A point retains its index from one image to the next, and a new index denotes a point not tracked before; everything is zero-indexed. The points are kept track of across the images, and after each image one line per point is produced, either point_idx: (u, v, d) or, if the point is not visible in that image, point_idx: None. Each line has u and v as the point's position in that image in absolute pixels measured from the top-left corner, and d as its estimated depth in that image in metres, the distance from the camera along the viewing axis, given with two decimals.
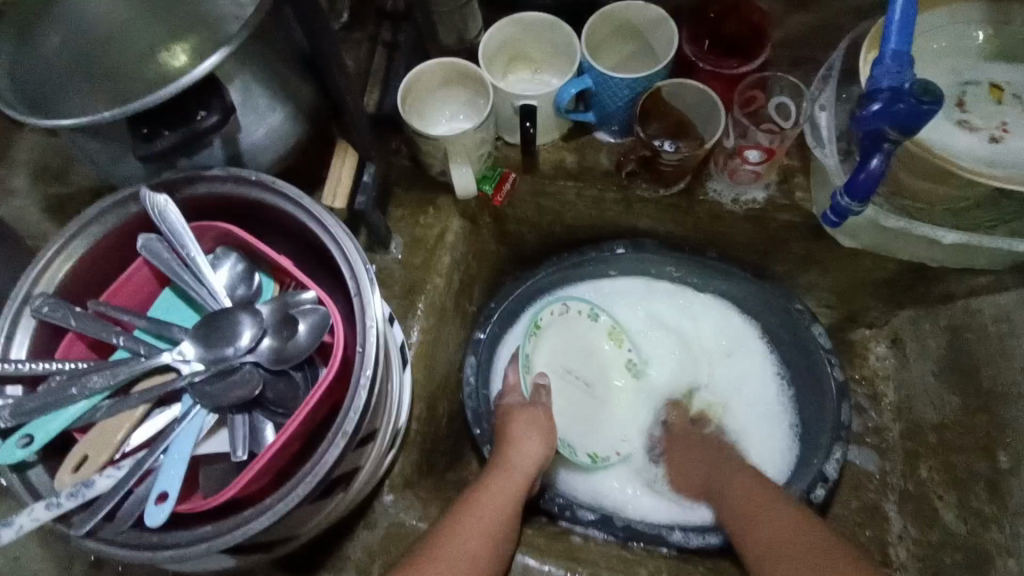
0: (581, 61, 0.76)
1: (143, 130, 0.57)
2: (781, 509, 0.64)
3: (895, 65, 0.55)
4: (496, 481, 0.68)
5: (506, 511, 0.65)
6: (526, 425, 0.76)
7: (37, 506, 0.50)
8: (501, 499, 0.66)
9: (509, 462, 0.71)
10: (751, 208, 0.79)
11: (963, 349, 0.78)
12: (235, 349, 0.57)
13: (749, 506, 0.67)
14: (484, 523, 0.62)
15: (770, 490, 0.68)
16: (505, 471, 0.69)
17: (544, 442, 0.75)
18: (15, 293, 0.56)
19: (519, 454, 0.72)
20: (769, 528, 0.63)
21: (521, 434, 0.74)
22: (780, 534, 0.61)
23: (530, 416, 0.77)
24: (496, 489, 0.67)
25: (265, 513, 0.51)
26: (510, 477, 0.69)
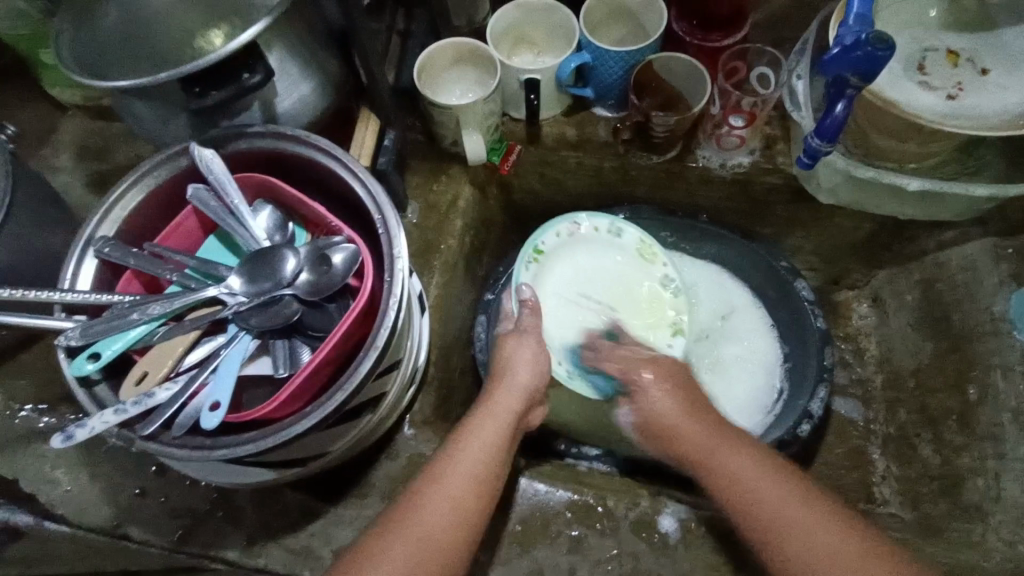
0: (580, 38, 0.84)
1: (195, 88, 0.64)
2: (804, 507, 0.56)
3: (858, 24, 0.64)
4: (477, 422, 0.65)
5: (490, 454, 0.62)
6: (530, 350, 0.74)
7: (106, 411, 0.56)
8: (486, 436, 0.63)
9: (497, 400, 0.68)
10: (737, 172, 0.86)
11: (936, 299, 0.84)
12: (277, 281, 0.64)
13: (761, 501, 0.57)
14: (470, 461, 0.61)
15: (777, 479, 0.58)
16: (489, 410, 0.67)
17: (536, 358, 0.73)
18: (80, 234, 0.63)
19: (509, 387, 0.70)
20: (802, 538, 0.54)
21: (513, 364, 0.72)
22: (801, 528, 0.55)
23: (517, 344, 0.74)
24: (483, 424, 0.65)
25: (308, 417, 0.58)
26: (494, 416, 0.66)
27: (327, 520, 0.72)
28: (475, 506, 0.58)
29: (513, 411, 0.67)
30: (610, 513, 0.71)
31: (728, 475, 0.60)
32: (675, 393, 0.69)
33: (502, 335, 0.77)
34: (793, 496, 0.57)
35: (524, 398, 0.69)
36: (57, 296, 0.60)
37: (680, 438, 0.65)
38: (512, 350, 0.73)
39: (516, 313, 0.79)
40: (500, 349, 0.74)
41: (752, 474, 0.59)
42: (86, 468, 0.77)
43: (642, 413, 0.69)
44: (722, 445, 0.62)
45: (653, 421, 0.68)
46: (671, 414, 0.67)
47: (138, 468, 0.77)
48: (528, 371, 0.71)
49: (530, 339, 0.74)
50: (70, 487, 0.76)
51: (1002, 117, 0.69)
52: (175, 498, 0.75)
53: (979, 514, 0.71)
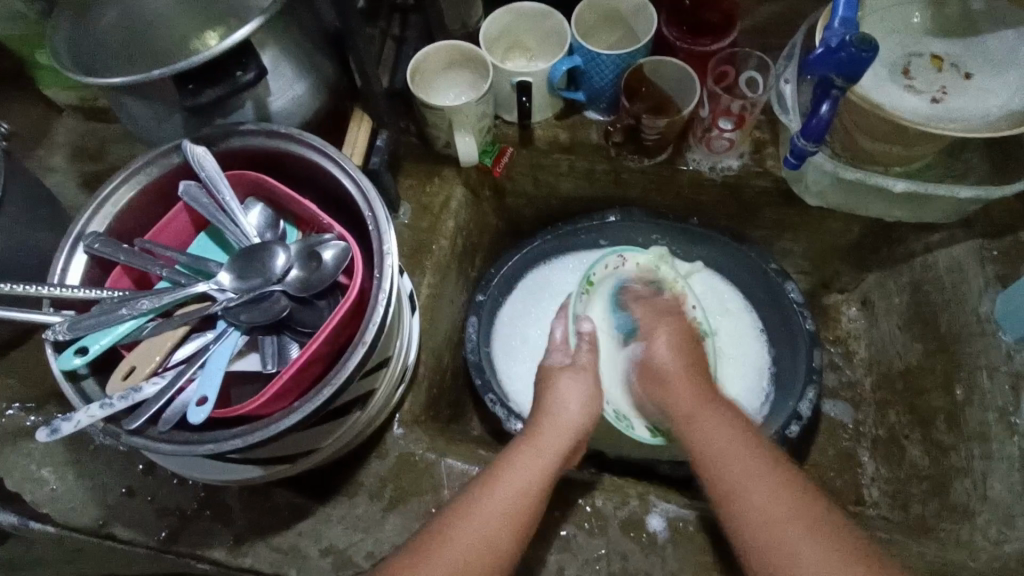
0: (571, 42, 0.85)
1: (189, 85, 0.64)
2: (771, 480, 0.58)
3: (843, 27, 0.64)
4: (519, 462, 0.62)
5: (531, 492, 0.60)
6: (572, 382, 0.72)
7: (92, 405, 0.56)
8: (524, 481, 0.61)
9: (544, 436, 0.66)
10: (727, 175, 0.87)
11: (923, 300, 0.85)
12: (267, 278, 0.64)
13: (733, 462, 0.60)
14: (506, 499, 0.59)
15: (750, 447, 0.61)
16: (537, 448, 0.64)
17: (587, 399, 0.70)
18: (71, 230, 0.64)
19: (555, 426, 0.67)
20: (761, 497, 0.57)
21: (558, 398, 0.70)
22: (771, 505, 0.56)
23: (571, 380, 0.71)
24: (528, 463, 0.62)
25: (295, 412, 0.58)
26: (541, 454, 0.64)
27: (315, 519, 0.72)
28: (505, 547, 0.57)
29: (558, 450, 0.65)
30: (599, 512, 0.71)
31: (702, 440, 0.63)
32: (675, 350, 0.73)
33: (551, 370, 0.74)
34: (761, 460, 0.60)
35: (574, 436, 0.67)
36: (46, 291, 0.60)
37: (675, 392, 0.69)
38: (562, 390, 0.70)
39: (568, 346, 0.77)
40: (549, 384, 0.72)
41: (725, 437, 0.62)
42: (73, 467, 0.76)
43: (645, 363, 0.74)
44: (707, 408, 0.66)
45: (647, 367, 0.73)
46: (670, 367, 0.71)
47: (126, 467, 0.76)
48: (579, 410, 0.69)
49: (585, 374, 0.72)
50: (56, 487, 0.76)
51: (983, 120, 0.71)
52: (163, 498, 0.74)
53: (967, 513, 0.71)
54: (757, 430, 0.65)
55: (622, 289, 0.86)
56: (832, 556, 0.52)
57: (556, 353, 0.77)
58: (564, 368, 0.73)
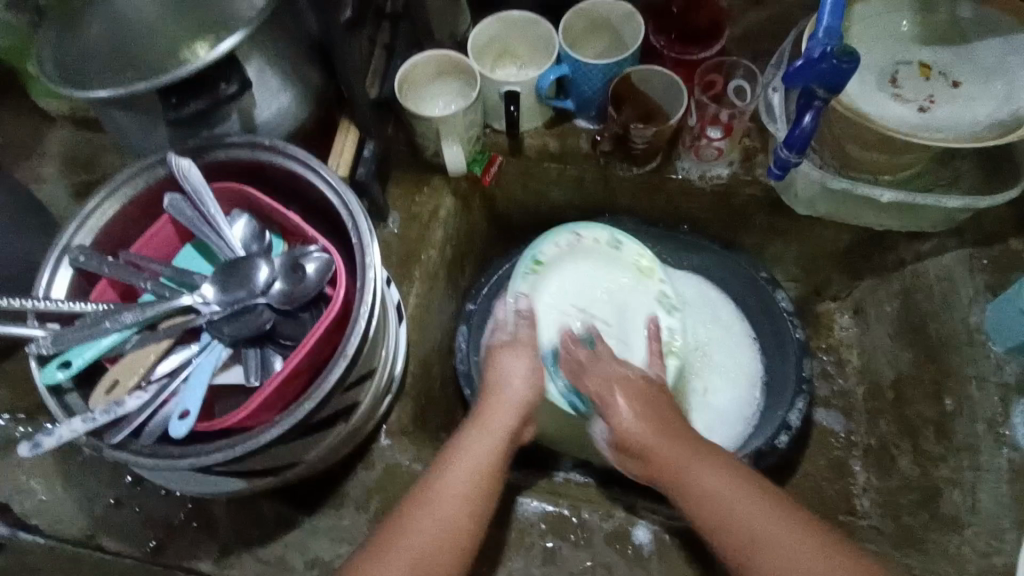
0: (560, 51, 0.85)
1: (172, 98, 0.65)
2: (784, 526, 0.53)
3: (828, 37, 0.64)
4: (472, 436, 0.63)
5: (483, 473, 0.61)
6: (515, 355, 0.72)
7: (74, 420, 0.56)
8: (475, 454, 0.62)
9: (490, 415, 0.66)
10: (716, 183, 0.87)
11: (914, 309, 0.84)
12: (249, 291, 0.64)
13: (738, 514, 0.54)
14: (459, 474, 0.60)
15: (751, 500, 0.55)
16: (483, 427, 0.65)
17: (530, 371, 0.71)
18: (56, 243, 0.64)
19: (499, 403, 0.68)
20: (774, 558, 0.52)
21: (500, 374, 0.70)
22: (797, 565, 0.51)
23: (511, 358, 0.72)
24: (477, 443, 0.63)
25: (276, 426, 0.58)
26: (488, 431, 0.64)
27: (301, 531, 0.72)
28: (465, 521, 0.57)
29: (505, 426, 0.66)
30: (585, 524, 0.70)
31: (700, 497, 0.57)
32: (642, 417, 0.64)
33: (494, 347, 0.74)
34: (768, 510, 0.54)
35: (518, 410, 0.67)
36: (30, 305, 0.61)
37: (652, 458, 0.61)
38: (505, 366, 0.71)
39: (510, 325, 0.77)
40: (491, 359, 0.72)
41: (726, 493, 0.56)
42: (61, 478, 0.77)
43: (613, 430, 0.65)
44: (697, 463, 0.59)
45: (620, 438, 0.65)
46: (644, 435, 0.63)
47: (114, 478, 0.76)
48: (523, 385, 0.70)
49: (525, 351, 0.73)
50: (45, 497, 0.76)
51: (971, 128, 0.71)
52: (150, 509, 0.74)
53: (955, 525, 0.70)
54: (751, 473, 0.59)
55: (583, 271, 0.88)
56: None
57: (500, 332, 0.77)
58: (507, 345, 0.73)
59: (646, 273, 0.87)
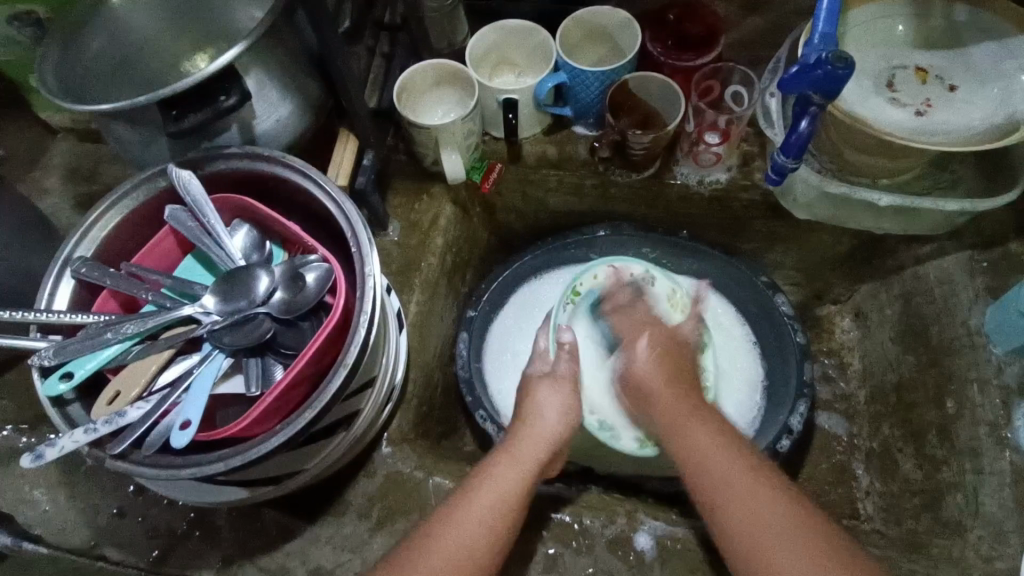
0: (557, 58, 0.85)
1: (172, 111, 0.65)
2: (760, 484, 0.56)
3: (823, 44, 0.65)
4: (499, 466, 0.63)
5: (508, 502, 0.60)
6: (550, 392, 0.72)
7: (76, 431, 0.57)
8: (505, 487, 0.61)
9: (522, 446, 0.66)
10: (715, 188, 0.87)
11: (915, 313, 0.84)
12: (249, 301, 0.64)
13: (717, 466, 0.58)
14: (485, 503, 0.59)
15: (731, 458, 0.58)
16: (512, 455, 0.64)
17: (564, 408, 0.71)
18: (58, 255, 0.64)
19: (532, 435, 0.67)
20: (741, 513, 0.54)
21: (532, 409, 0.70)
22: (768, 516, 0.53)
23: (550, 390, 0.72)
24: (504, 474, 0.62)
25: (276, 436, 0.58)
26: (518, 463, 0.64)
27: (304, 539, 0.72)
28: (488, 549, 0.57)
29: (537, 459, 0.65)
30: (587, 531, 0.70)
31: (687, 449, 0.61)
32: (660, 358, 0.73)
33: (531, 378, 0.75)
34: (747, 470, 0.57)
35: (550, 443, 0.67)
36: (32, 316, 0.61)
37: (656, 405, 0.68)
38: (540, 399, 0.71)
39: (549, 357, 0.78)
40: (528, 394, 0.72)
41: (710, 447, 0.60)
42: (65, 488, 0.77)
43: (628, 370, 0.75)
44: (689, 419, 0.64)
45: (630, 375, 0.74)
46: (652, 375, 0.71)
47: (117, 488, 0.77)
48: (556, 420, 0.69)
49: (566, 384, 0.73)
50: (48, 508, 0.77)
51: (966, 132, 0.71)
52: (152, 518, 0.74)
53: (958, 529, 0.70)
54: (741, 441, 0.62)
55: None
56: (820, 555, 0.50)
57: (538, 362, 0.78)
58: (545, 376, 0.74)
59: (670, 304, 0.84)
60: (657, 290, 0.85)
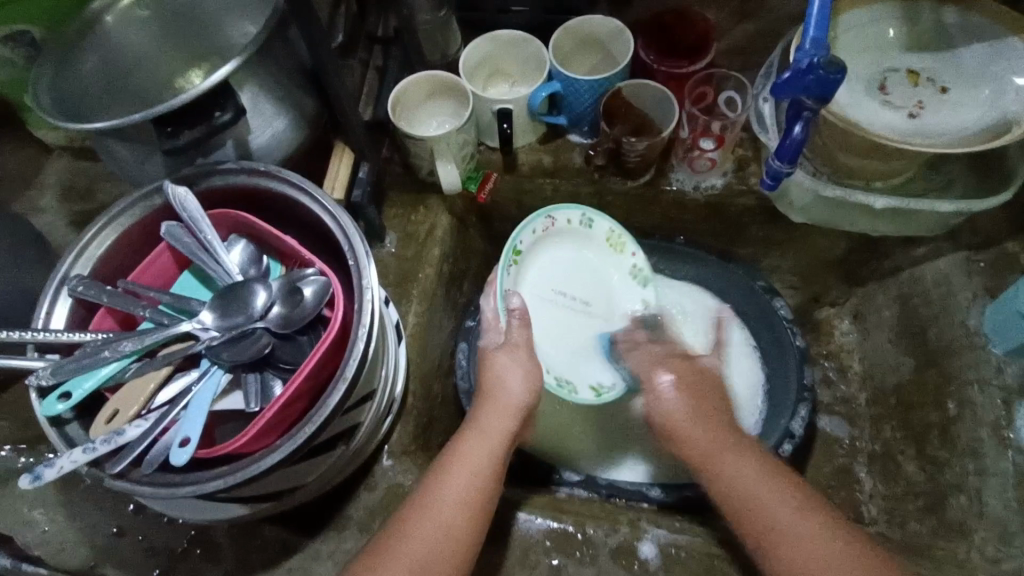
0: (550, 68, 0.85)
1: (167, 128, 0.66)
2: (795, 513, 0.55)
3: (814, 48, 0.65)
4: (468, 442, 0.62)
5: (481, 483, 0.60)
6: (510, 359, 0.70)
7: (75, 450, 0.56)
8: (475, 468, 0.61)
9: (487, 421, 0.65)
10: (710, 194, 0.87)
11: (913, 314, 0.84)
12: (248, 316, 0.64)
13: (757, 500, 0.57)
14: (459, 482, 0.59)
15: (774, 485, 0.58)
16: (480, 429, 0.64)
17: (528, 377, 0.69)
18: (54, 274, 0.64)
19: (496, 403, 0.67)
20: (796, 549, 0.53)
21: (495, 380, 0.68)
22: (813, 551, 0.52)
23: (507, 360, 0.70)
24: (473, 449, 0.62)
25: (276, 451, 0.58)
26: (486, 440, 0.63)
27: (304, 555, 0.71)
28: (465, 527, 0.57)
29: (504, 433, 0.64)
30: (589, 540, 0.70)
31: (730, 487, 0.59)
32: (685, 392, 0.68)
33: (487, 351, 0.72)
34: (787, 499, 0.56)
35: (518, 414, 0.66)
36: (29, 336, 0.61)
37: (686, 438, 0.64)
38: (501, 370, 0.69)
39: (500, 324, 0.74)
40: (485, 364, 0.70)
41: (754, 473, 0.59)
42: (63, 508, 0.76)
43: (659, 416, 0.68)
44: (721, 452, 0.62)
45: (664, 420, 0.67)
46: (678, 414, 0.66)
47: (116, 507, 0.76)
48: (520, 393, 0.68)
49: (523, 352, 0.71)
50: (47, 528, 0.76)
51: (959, 133, 0.71)
52: (153, 537, 0.74)
53: (963, 530, 0.70)
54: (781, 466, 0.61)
55: (563, 251, 0.89)
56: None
57: (489, 334, 0.74)
58: (496, 351, 0.71)
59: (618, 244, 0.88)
60: (597, 233, 0.88)
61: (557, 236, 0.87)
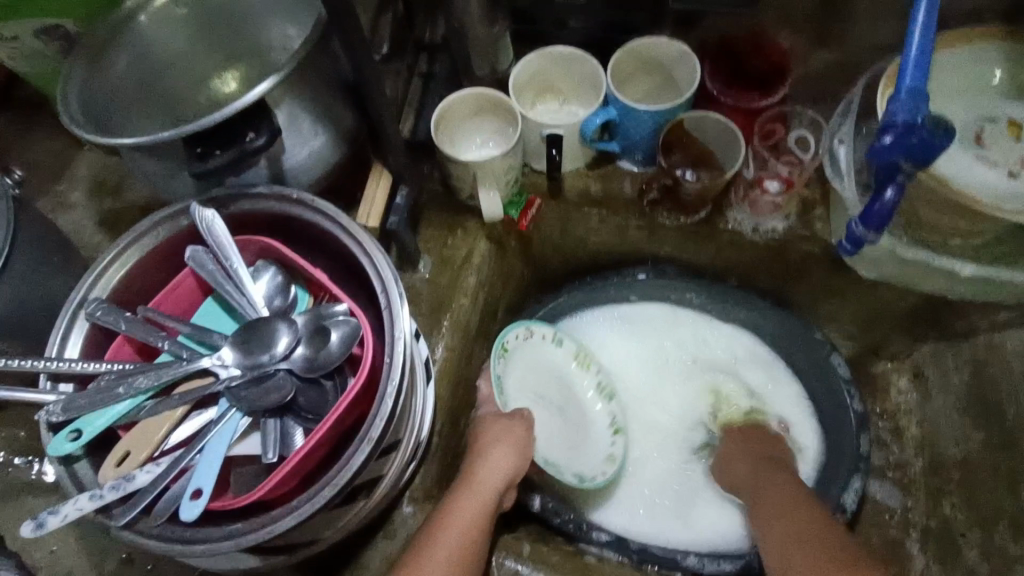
0: (607, 92, 0.79)
1: (198, 148, 0.61)
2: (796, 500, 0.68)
3: (912, 99, 0.57)
4: (461, 496, 0.66)
5: (482, 518, 0.65)
6: (498, 435, 0.74)
7: (82, 497, 0.53)
8: (466, 518, 0.63)
9: (478, 474, 0.69)
10: (770, 238, 0.81)
11: (988, 385, 0.77)
12: (271, 355, 0.60)
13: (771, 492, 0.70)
14: (454, 534, 0.62)
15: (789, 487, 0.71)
16: (472, 488, 0.67)
17: (517, 440, 0.74)
18: (73, 298, 0.61)
19: (490, 464, 0.70)
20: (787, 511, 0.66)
21: (486, 445, 0.72)
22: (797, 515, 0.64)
23: (501, 427, 0.75)
24: (464, 501, 0.65)
25: (292, 513, 0.53)
26: (477, 488, 0.68)
27: None
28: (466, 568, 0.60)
29: (495, 485, 0.69)
30: None
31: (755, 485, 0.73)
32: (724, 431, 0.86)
33: (487, 417, 0.77)
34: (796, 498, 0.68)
35: (504, 477, 0.70)
36: (41, 365, 0.57)
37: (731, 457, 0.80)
38: (494, 436, 0.73)
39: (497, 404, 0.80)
40: (479, 429, 0.75)
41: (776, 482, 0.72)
42: (73, 529, 0.74)
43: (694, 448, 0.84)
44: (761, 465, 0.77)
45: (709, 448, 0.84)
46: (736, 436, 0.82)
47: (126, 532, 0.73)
48: (507, 454, 0.72)
49: (518, 422, 0.76)
50: (56, 548, 0.73)
51: None
52: (161, 569, 0.71)
53: None
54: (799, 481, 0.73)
55: (541, 365, 0.87)
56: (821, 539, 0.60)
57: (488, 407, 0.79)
58: (498, 419, 0.76)
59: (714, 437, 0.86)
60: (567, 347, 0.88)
61: (531, 350, 0.86)
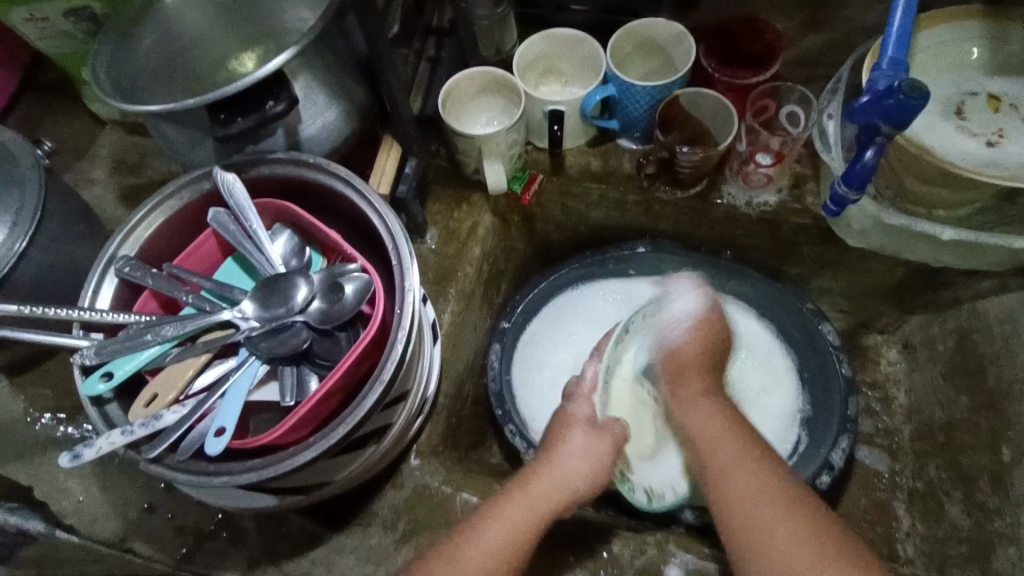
0: (607, 71, 0.83)
1: (221, 114, 0.65)
2: (752, 465, 0.60)
3: (892, 69, 0.61)
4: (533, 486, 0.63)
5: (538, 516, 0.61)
6: (584, 444, 0.67)
7: (114, 432, 0.57)
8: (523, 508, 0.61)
9: (545, 476, 0.64)
10: (763, 211, 0.84)
11: (971, 351, 0.80)
12: (288, 308, 0.64)
13: (724, 447, 0.63)
14: (499, 530, 0.59)
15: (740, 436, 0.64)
16: (536, 483, 0.63)
17: (597, 459, 0.67)
18: (102, 254, 0.65)
19: (562, 474, 0.64)
20: (747, 478, 0.59)
21: (567, 451, 0.66)
22: (768, 496, 0.57)
23: (589, 436, 0.68)
24: (530, 492, 0.62)
25: (311, 447, 0.58)
26: (547, 489, 0.63)
27: (328, 548, 0.71)
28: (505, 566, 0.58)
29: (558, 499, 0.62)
30: (614, 559, 0.69)
31: (698, 424, 0.66)
32: (702, 339, 0.73)
33: (572, 416, 0.71)
34: (755, 468, 0.60)
35: (566, 495, 0.63)
36: (75, 314, 0.61)
37: (687, 377, 0.71)
38: (574, 442, 0.67)
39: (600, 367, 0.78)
40: (564, 427, 0.69)
41: (725, 424, 0.65)
42: (97, 479, 0.78)
43: (668, 348, 0.73)
44: (706, 394, 0.69)
45: (669, 352, 0.73)
46: (689, 347, 0.73)
47: (148, 483, 0.77)
48: (582, 471, 0.65)
49: (606, 437, 0.69)
50: (82, 498, 0.77)
51: None
52: (182, 516, 0.75)
53: None
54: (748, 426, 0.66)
55: None
56: (805, 543, 0.54)
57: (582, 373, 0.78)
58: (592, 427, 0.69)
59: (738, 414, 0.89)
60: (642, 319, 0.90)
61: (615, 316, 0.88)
